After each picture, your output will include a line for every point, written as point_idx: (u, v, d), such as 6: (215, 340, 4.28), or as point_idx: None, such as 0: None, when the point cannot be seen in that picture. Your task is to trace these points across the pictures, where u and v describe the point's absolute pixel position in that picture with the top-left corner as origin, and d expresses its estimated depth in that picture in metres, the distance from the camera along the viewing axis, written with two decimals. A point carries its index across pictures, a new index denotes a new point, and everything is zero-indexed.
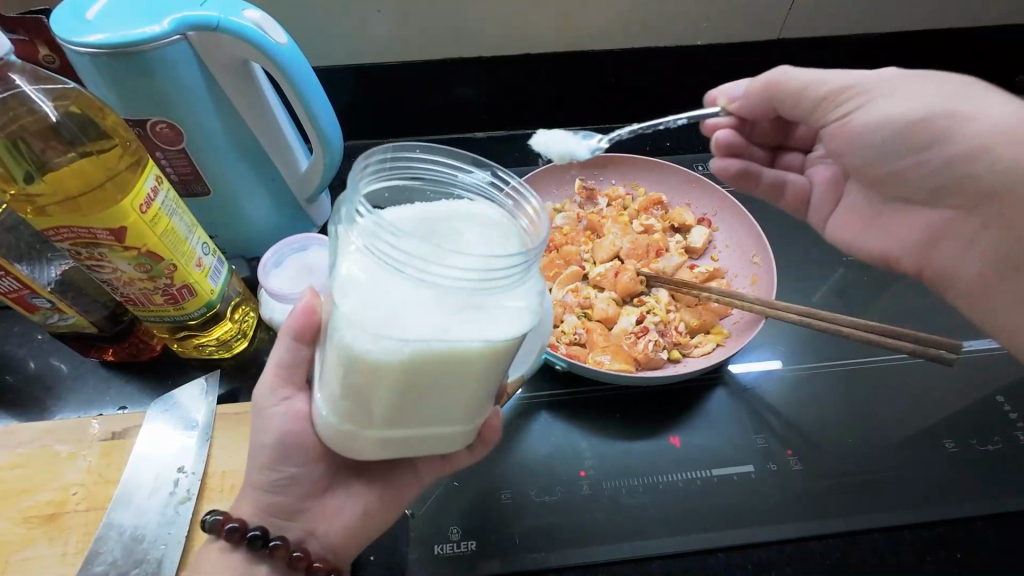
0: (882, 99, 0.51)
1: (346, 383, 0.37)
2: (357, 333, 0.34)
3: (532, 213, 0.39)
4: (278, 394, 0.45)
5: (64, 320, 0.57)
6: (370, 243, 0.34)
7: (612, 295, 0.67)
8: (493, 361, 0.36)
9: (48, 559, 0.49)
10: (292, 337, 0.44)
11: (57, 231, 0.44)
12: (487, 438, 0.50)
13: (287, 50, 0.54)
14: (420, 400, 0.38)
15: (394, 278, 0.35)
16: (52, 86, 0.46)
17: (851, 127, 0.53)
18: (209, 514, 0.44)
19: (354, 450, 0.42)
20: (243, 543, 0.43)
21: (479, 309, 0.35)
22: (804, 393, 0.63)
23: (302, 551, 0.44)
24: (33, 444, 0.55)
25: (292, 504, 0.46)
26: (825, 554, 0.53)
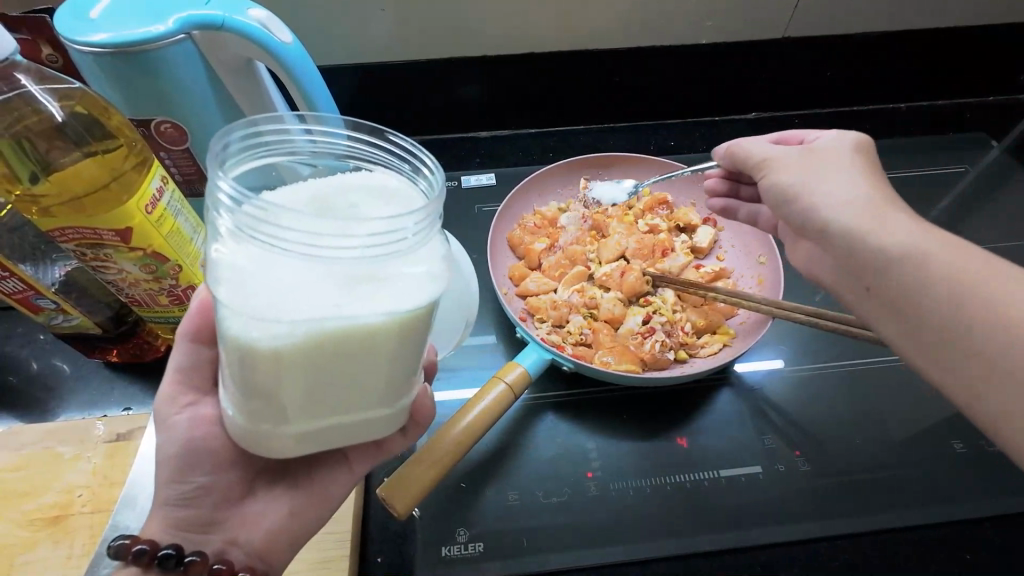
0: (781, 169, 0.50)
1: (247, 377, 0.36)
2: (245, 322, 0.33)
3: (429, 174, 0.38)
4: (178, 402, 0.46)
5: (68, 321, 0.56)
6: (244, 225, 0.32)
7: (617, 295, 0.67)
8: (401, 334, 0.35)
9: (52, 561, 0.49)
10: (187, 339, 0.46)
11: (62, 232, 0.44)
12: (419, 421, 0.50)
13: (293, 50, 0.53)
14: (326, 384, 0.36)
15: (279, 259, 0.33)
16: (57, 86, 0.46)
17: (765, 200, 0.51)
18: (114, 540, 0.41)
19: (273, 450, 0.41)
20: (155, 566, 0.40)
21: (378, 280, 0.33)
22: (808, 394, 0.63)
23: (222, 563, 0.41)
24: (36, 446, 0.55)
25: (205, 515, 0.44)
26: (832, 556, 0.53)
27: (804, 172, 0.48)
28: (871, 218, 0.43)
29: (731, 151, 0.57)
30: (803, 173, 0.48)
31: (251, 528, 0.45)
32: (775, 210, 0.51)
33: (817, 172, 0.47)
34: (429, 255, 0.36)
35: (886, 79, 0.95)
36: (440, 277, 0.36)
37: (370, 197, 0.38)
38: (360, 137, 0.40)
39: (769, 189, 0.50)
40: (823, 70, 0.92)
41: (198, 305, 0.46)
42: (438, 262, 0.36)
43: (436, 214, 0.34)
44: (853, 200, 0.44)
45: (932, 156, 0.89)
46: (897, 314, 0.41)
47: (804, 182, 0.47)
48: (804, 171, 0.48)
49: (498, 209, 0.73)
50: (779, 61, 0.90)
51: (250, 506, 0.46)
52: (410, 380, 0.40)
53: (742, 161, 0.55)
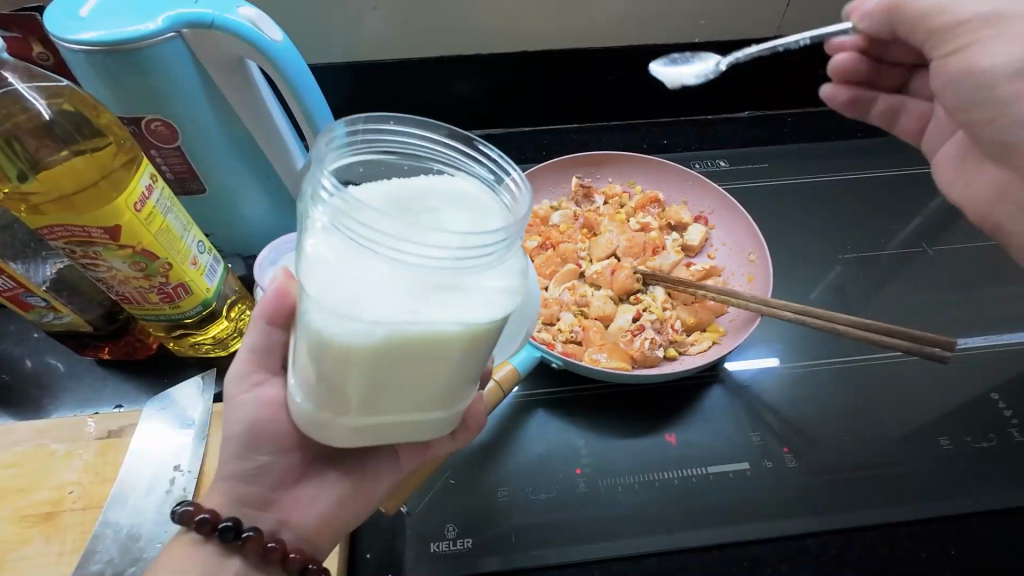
0: (989, 65, 0.48)
1: (318, 368, 0.36)
2: (325, 316, 0.33)
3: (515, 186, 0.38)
4: (251, 380, 0.46)
5: (60, 319, 0.56)
6: (337, 219, 0.32)
7: (608, 293, 0.67)
8: (473, 345, 0.35)
9: (44, 558, 0.49)
10: (264, 322, 0.45)
11: (52, 230, 0.44)
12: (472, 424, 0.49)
13: (282, 47, 0.53)
14: (395, 385, 0.36)
15: (364, 256, 0.33)
16: (46, 85, 0.46)
17: (950, 77, 0.51)
18: (179, 506, 0.43)
19: (331, 438, 0.41)
20: (216, 534, 0.42)
21: (456, 290, 0.33)
22: (801, 391, 0.64)
23: (276, 543, 0.43)
24: (29, 443, 0.55)
25: (263, 494, 0.46)
26: (824, 549, 0.53)
27: (997, 78, 0.48)
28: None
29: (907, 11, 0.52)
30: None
31: (302, 512, 0.46)
32: (936, 71, 0.53)
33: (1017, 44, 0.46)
34: (509, 268, 0.35)
35: None
36: (517, 291, 0.35)
37: (452, 202, 0.38)
38: (446, 139, 0.40)
39: (952, 72, 0.51)
40: (817, 69, 0.92)
41: (274, 290, 0.45)
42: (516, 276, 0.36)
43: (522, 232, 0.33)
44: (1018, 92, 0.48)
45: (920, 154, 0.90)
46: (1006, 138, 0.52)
47: (993, 82, 0.48)
48: (1006, 46, 0.47)
49: None
50: (778, 60, 0.91)
51: (303, 489, 0.47)
52: (470, 389, 0.40)
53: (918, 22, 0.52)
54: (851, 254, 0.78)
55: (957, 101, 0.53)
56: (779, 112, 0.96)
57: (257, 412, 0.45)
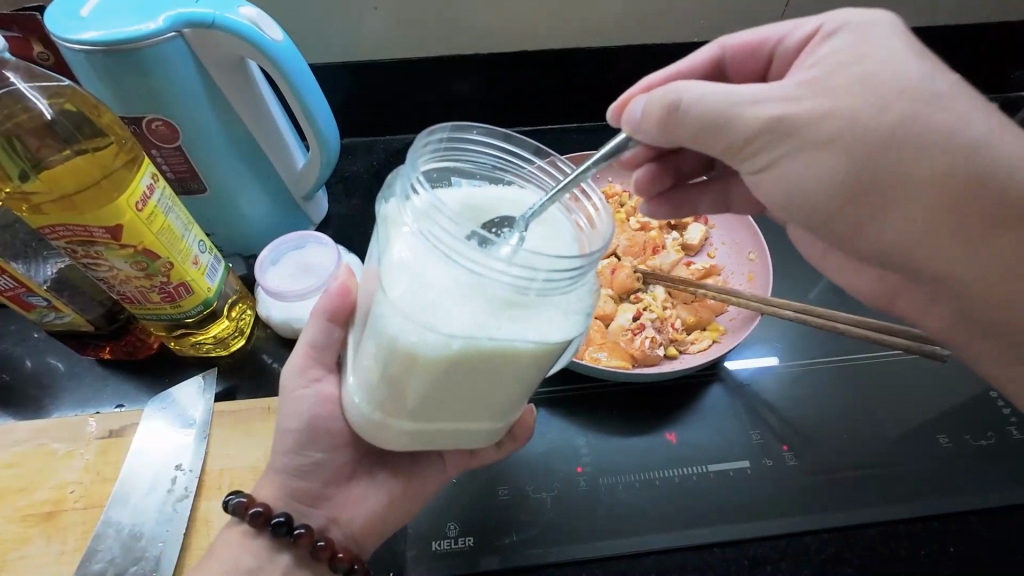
0: (808, 180, 0.39)
1: (384, 372, 0.38)
2: (405, 322, 0.35)
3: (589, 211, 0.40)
4: (308, 375, 0.48)
5: (61, 318, 0.57)
6: (427, 228, 0.34)
7: (608, 292, 0.67)
8: (539, 364, 0.37)
9: (46, 557, 0.49)
10: (323, 316, 0.46)
11: (54, 229, 0.44)
12: (519, 435, 0.53)
13: (283, 47, 0.54)
14: (458, 396, 0.38)
15: (448, 268, 0.35)
16: (47, 85, 0.46)
17: (760, 184, 0.42)
18: (232, 496, 0.46)
19: (379, 437, 0.43)
20: (266, 527, 0.45)
21: (533, 308, 0.35)
22: (800, 389, 0.64)
23: (325, 541, 0.45)
24: (30, 443, 0.55)
25: (315, 490, 0.49)
26: (819, 549, 0.54)
27: (808, 187, 0.39)
28: (893, 182, 0.37)
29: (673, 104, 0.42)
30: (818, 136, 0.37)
31: (353, 509, 0.50)
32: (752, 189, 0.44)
33: (831, 156, 0.37)
34: (578, 291, 0.38)
35: None
36: (582, 315, 0.37)
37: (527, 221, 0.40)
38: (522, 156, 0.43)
39: (772, 192, 0.42)
40: None
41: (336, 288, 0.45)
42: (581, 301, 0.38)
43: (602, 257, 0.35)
44: (834, 205, 0.39)
45: None
46: (866, 246, 0.41)
47: (796, 194, 0.40)
48: (808, 163, 0.38)
49: None
50: None
51: (353, 489, 0.51)
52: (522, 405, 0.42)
53: (700, 124, 0.41)
54: None
55: (811, 211, 0.40)
56: None
57: (314, 409, 0.47)
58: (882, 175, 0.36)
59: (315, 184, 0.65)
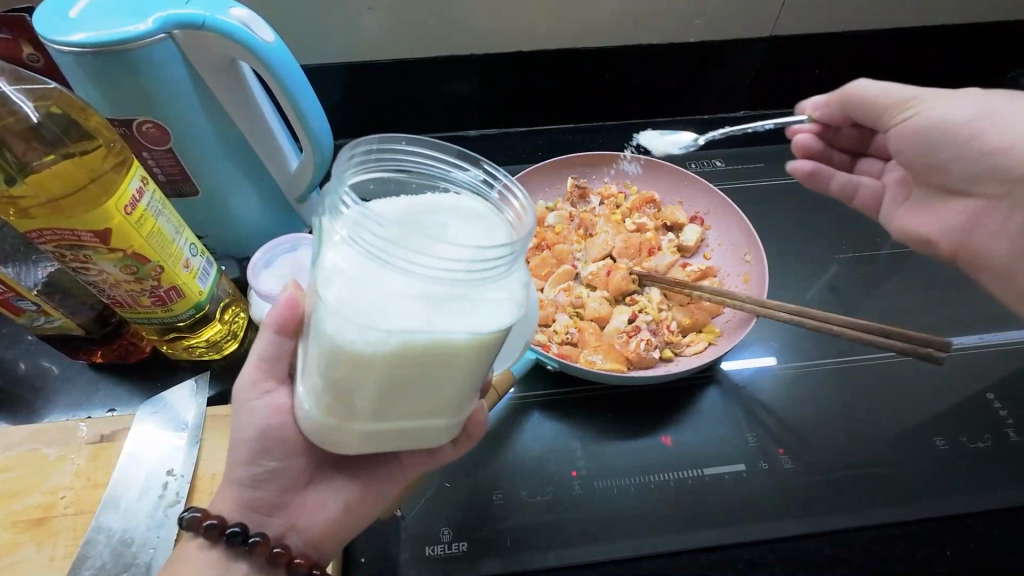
0: (921, 120, 0.56)
1: (330, 379, 0.37)
2: (342, 325, 0.34)
3: (518, 205, 0.39)
4: (259, 387, 0.45)
5: (51, 322, 0.56)
6: (355, 233, 0.33)
7: (604, 295, 0.67)
8: (480, 354, 0.36)
9: (36, 563, 0.49)
10: (273, 332, 0.43)
11: (41, 233, 0.44)
12: (472, 432, 0.49)
13: (275, 48, 0.53)
14: (403, 394, 0.37)
15: (381, 270, 0.34)
16: (33, 87, 0.46)
17: (897, 133, 0.59)
18: (185, 513, 0.43)
19: (340, 447, 0.42)
20: (222, 539, 0.43)
21: (468, 301, 0.34)
22: (796, 391, 0.64)
23: (283, 548, 0.43)
24: (22, 447, 0.55)
25: (273, 499, 0.46)
26: (819, 551, 0.53)
27: (920, 125, 0.56)
28: (975, 135, 0.53)
29: (861, 93, 0.62)
30: (938, 96, 0.56)
31: (310, 515, 0.47)
32: (894, 146, 0.61)
33: (964, 108, 0.54)
34: (516, 280, 0.37)
35: (880, 77, 0.95)
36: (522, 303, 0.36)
37: (460, 217, 0.38)
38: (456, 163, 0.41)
39: (905, 142, 0.59)
40: (813, 69, 0.92)
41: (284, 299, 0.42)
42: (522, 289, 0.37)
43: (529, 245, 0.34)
44: (939, 136, 0.55)
45: None
46: (953, 176, 0.57)
47: (918, 133, 0.57)
48: (931, 118, 0.55)
49: None
50: (775, 56, 0.90)
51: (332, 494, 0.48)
52: (474, 398, 0.41)
53: (871, 105, 0.61)
54: (850, 254, 0.78)
55: (926, 145, 0.57)
56: (774, 110, 0.96)
57: (266, 418, 0.44)
58: (979, 101, 0.54)
59: (309, 187, 0.64)
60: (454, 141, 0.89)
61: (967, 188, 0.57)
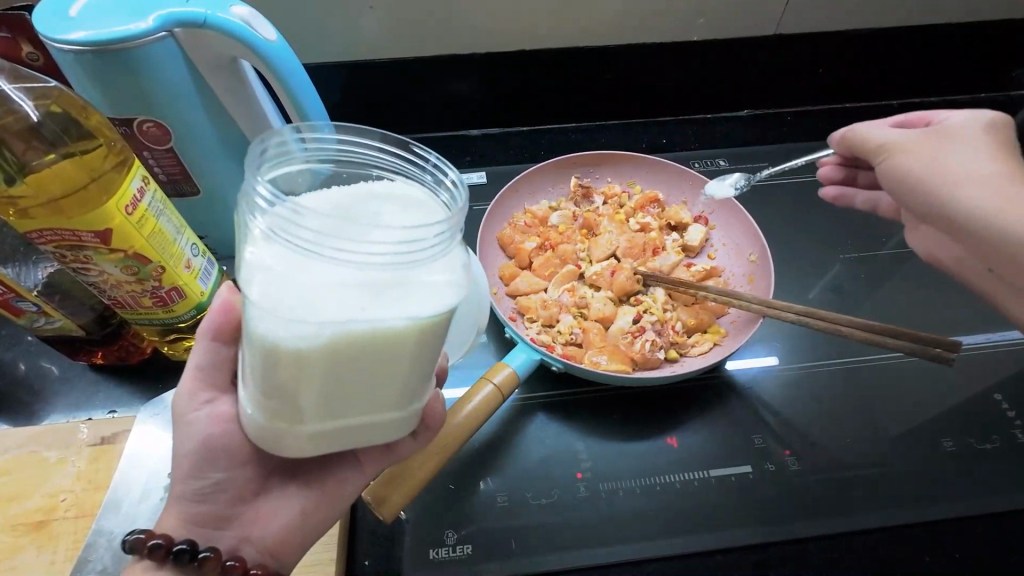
0: (897, 163, 0.57)
1: (268, 379, 0.36)
2: (271, 322, 0.32)
3: (450, 184, 0.38)
4: (198, 399, 0.44)
5: (51, 324, 0.55)
6: (277, 226, 0.32)
7: (608, 295, 0.66)
8: (421, 340, 0.34)
9: (35, 567, 0.48)
10: (209, 338, 0.44)
11: (41, 233, 0.43)
12: (430, 425, 0.47)
13: (277, 47, 0.53)
14: (345, 387, 0.36)
15: (308, 262, 0.32)
16: (32, 86, 0.45)
17: (880, 172, 0.59)
18: (129, 533, 0.41)
19: (291, 451, 0.40)
20: (169, 560, 0.40)
21: (402, 285, 0.33)
22: (802, 391, 0.63)
23: (236, 561, 0.42)
24: (20, 450, 0.54)
25: (218, 512, 0.44)
26: (825, 554, 0.53)
27: (898, 167, 0.57)
28: (934, 183, 0.54)
29: (851, 133, 0.62)
30: (915, 141, 0.57)
31: (263, 525, 0.45)
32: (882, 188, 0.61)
33: (929, 156, 0.55)
34: (453, 261, 0.35)
35: (880, 77, 0.95)
36: (461, 284, 0.35)
37: (392, 202, 0.37)
38: (384, 147, 0.40)
39: (887, 186, 0.59)
40: (817, 69, 0.92)
41: (220, 305, 0.44)
42: (461, 270, 0.36)
43: (460, 223, 0.34)
44: (913, 176, 0.56)
45: None
46: (930, 219, 0.57)
47: (895, 174, 0.57)
48: (903, 164, 0.56)
49: (489, 208, 0.73)
50: (778, 56, 0.90)
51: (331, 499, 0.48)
52: (424, 386, 0.40)
53: (862, 145, 0.61)
54: (852, 253, 0.78)
55: (903, 186, 0.57)
56: (778, 110, 0.96)
57: (205, 431, 0.43)
58: (946, 144, 0.55)
59: None
60: (456, 140, 0.89)
61: (940, 226, 0.56)
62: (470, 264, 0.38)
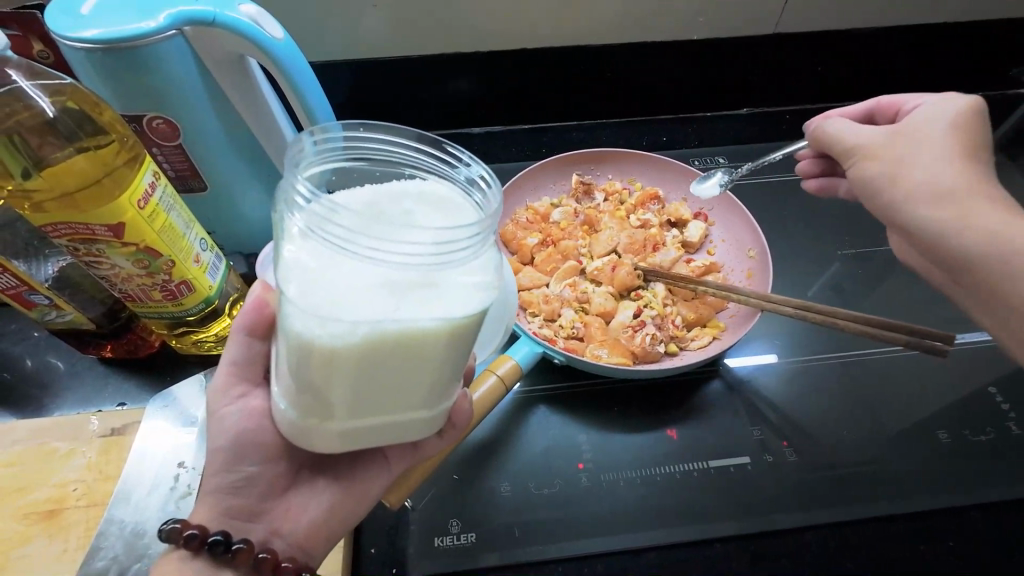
0: (871, 168, 0.57)
1: (300, 374, 0.36)
2: (305, 319, 0.33)
3: (483, 185, 0.38)
4: (232, 393, 0.46)
5: (61, 317, 0.56)
6: (314, 225, 0.32)
7: (609, 290, 0.67)
8: (451, 341, 0.35)
9: (47, 556, 0.49)
10: (243, 333, 0.46)
11: (55, 227, 0.44)
12: (457, 422, 0.48)
13: (283, 45, 0.54)
14: (375, 384, 0.36)
15: (343, 261, 0.33)
16: (48, 82, 0.46)
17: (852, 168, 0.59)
18: (164, 524, 0.41)
19: (318, 446, 0.41)
20: (204, 550, 0.41)
21: (434, 287, 0.34)
22: (800, 385, 0.64)
23: (267, 553, 0.42)
24: (31, 441, 0.55)
25: (252, 505, 0.45)
26: (822, 543, 0.54)
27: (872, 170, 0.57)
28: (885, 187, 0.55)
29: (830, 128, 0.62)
30: (893, 140, 0.56)
31: (294, 521, 0.46)
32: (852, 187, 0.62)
33: (884, 159, 0.56)
34: (484, 264, 0.36)
35: (879, 76, 0.96)
36: (491, 287, 0.36)
37: (423, 203, 0.38)
38: (419, 147, 0.40)
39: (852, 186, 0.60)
40: (816, 66, 0.93)
41: (253, 302, 0.45)
42: (491, 273, 0.36)
43: (493, 226, 0.34)
44: (885, 182, 0.55)
45: None
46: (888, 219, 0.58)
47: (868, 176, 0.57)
48: (861, 167, 0.58)
49: None
50: (777, 55, 0.90)
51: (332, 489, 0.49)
52: (450, 386, 0.40)
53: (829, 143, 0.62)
54: (849, 250, 0.79)
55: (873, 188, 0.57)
56: (776, 109, 0.97)
57: (240, 424, 0.45)
58: (919, 146, 0.54)
59: None
60: (458, 139, 0.90)
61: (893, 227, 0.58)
62: (500, 267, 0.38)
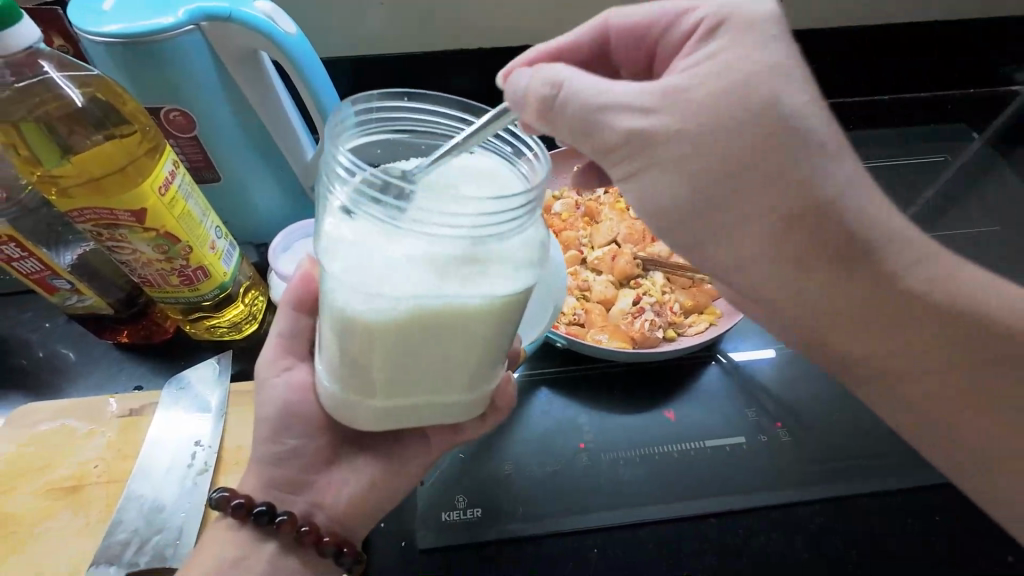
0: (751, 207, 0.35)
1: (344, 347, 0.39)
2: (349, 293, 0.35)
3: (529, 157, 0.39)
4: (278, 365, 0.51)
5: (82, 301, 0.58)
6: (358, 199, 0.34)
7: (609, 278, 0.69)
8: (490, 315, 0.36)
9: (71, 530, 0.51)
10: (291, 307, 0.51)
11: (82, 211, 0.46)
12: (498, 406, 0.53)
13: (296, 40, 0.56)
14: (416, 356, 0.38)
15: (387, 235, 0.35)
16: (75, 73, 0.47)
17: (706, 187, 0.35)
18: (214, 492, 0.47)
19: (359, 416, 0.44)
20: (249, 519, 0.46)
21: (475, 261, 0.35)
22: (792, 371, 0.66)
23: (309, 526, 0.47)
24: (53, 423, 0.57)
25: (295, 477, 0.50)
26: (812, 519, 0.56)
27: (747, 204, 0.35)
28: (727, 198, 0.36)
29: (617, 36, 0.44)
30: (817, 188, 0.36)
31: (334, 495, 0.51)
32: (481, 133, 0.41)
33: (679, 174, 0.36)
34: (526, 240, 0.37)
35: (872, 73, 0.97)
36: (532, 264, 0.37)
37: (467, 177, 0.39)
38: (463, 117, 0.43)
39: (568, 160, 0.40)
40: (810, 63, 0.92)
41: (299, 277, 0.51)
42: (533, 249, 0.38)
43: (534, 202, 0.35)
44: (811, 248, 0.36)
45: (911, 147, 0.92)
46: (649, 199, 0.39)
47: (751, 215, 0.36)
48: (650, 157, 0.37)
49: None
50: None
51: (345, 467, 0.52)
52: (495, 361, 0.42)
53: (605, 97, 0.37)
54: None
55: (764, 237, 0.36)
56: None
57: (286, 394, 0.50)
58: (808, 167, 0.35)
59: None
60: None
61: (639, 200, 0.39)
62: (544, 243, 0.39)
